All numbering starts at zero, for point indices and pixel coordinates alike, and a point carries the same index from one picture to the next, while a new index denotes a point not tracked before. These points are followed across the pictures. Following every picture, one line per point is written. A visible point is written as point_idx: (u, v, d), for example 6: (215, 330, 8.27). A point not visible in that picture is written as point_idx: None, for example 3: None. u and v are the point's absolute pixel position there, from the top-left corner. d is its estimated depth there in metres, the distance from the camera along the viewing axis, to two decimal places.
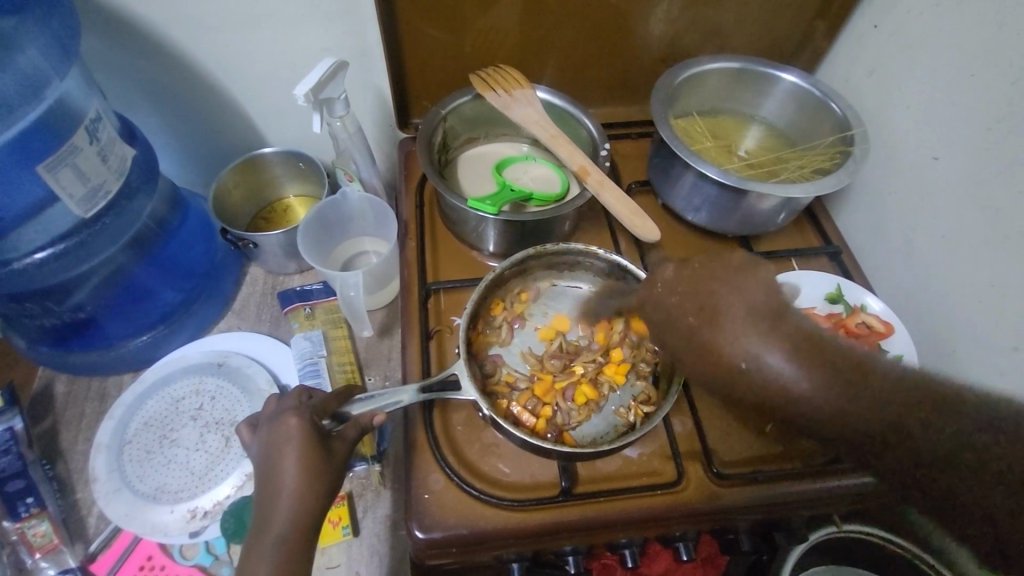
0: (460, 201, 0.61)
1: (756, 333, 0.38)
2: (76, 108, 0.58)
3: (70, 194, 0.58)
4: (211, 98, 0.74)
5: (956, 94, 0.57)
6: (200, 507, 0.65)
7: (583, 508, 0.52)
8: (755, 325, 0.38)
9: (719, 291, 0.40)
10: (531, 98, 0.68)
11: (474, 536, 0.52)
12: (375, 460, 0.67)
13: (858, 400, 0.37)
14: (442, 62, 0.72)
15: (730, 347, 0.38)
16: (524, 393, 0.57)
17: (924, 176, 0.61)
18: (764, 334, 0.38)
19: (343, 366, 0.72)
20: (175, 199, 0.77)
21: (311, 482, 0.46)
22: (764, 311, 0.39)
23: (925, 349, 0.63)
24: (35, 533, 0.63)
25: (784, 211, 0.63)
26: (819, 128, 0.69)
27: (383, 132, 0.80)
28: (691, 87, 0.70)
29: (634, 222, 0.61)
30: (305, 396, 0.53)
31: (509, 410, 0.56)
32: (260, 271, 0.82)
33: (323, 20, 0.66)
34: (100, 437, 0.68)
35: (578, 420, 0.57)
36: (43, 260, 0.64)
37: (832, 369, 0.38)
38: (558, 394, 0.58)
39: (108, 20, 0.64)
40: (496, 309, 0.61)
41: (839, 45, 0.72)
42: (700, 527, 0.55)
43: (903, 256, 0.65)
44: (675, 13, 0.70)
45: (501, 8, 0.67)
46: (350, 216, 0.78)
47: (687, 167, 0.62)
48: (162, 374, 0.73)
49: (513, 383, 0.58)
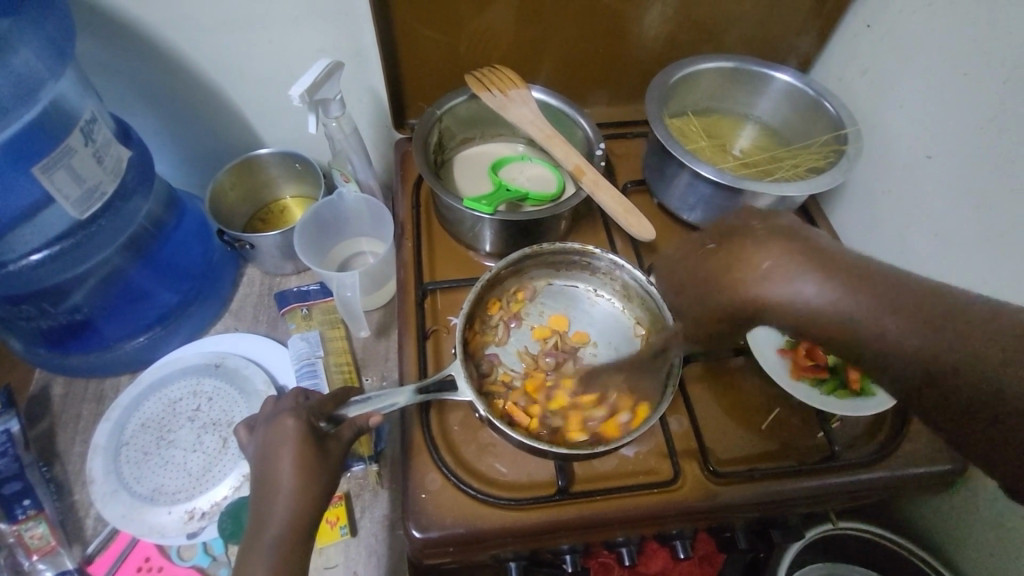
0: (456, 201, 0.61)
1: (778, 260, 0.37)
2: (72, 111, 0.59)
3: (65, 196, 0.58)
4: (207, 99, 0.74)
5: (949, 92, 0.57)
6: (197, 508, 0.65)
7: (580, 507, 0.52)
8: (772, 253, 0.38)
9: (742, 228, 0.40)
10: (527, 98, 0.68)
11: (471, 535, 0.52)
12: (373, 461, 0.67)
13: (896, 313, 0.34)
14: (437, 63, 0.72)
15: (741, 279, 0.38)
16: (517, 392, 0.58)
17: (918, 174, 0.61)
18: (785, 258, 0.37)
19: (341, 367, 0.72)
20: (171, 200, 0.77)
21: (307, 481, 0.46)
22: (788, 239, 0.38)
23: None
24: (32, 535, 0.62)
25: (778, 210, 0.63)
26: (813, 128, 0.69)
27: (379, 133, 0.81)
28: (686, 87, 0.71)
29: (629, 221, 0.62)
30: (302, 397, 0.53)
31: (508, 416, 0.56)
32: (257, 272, 0.82)
33: (319, 21, 0.67)
34: (97, 439, 0.68)
35: (557, 424, 0.56)
36: (39, 262, 0.64)
37: (863, 285, 0.35)
38: (547, 394, 0.58)
39: (104, 22, 0.64)
40: (494, 309, 0.61)
41: (833, 45, 0.72)
42: (696, 525, 0.55)
43: (898, 255, 0.65)
44: (669, 14, 0.70)
45: (496, 9, 0.67)
46: (347, 217, 0.78)
47: (681, 166, 0.63)
48: (159, 375, 0.72)
49: (508, 382, 0.59)
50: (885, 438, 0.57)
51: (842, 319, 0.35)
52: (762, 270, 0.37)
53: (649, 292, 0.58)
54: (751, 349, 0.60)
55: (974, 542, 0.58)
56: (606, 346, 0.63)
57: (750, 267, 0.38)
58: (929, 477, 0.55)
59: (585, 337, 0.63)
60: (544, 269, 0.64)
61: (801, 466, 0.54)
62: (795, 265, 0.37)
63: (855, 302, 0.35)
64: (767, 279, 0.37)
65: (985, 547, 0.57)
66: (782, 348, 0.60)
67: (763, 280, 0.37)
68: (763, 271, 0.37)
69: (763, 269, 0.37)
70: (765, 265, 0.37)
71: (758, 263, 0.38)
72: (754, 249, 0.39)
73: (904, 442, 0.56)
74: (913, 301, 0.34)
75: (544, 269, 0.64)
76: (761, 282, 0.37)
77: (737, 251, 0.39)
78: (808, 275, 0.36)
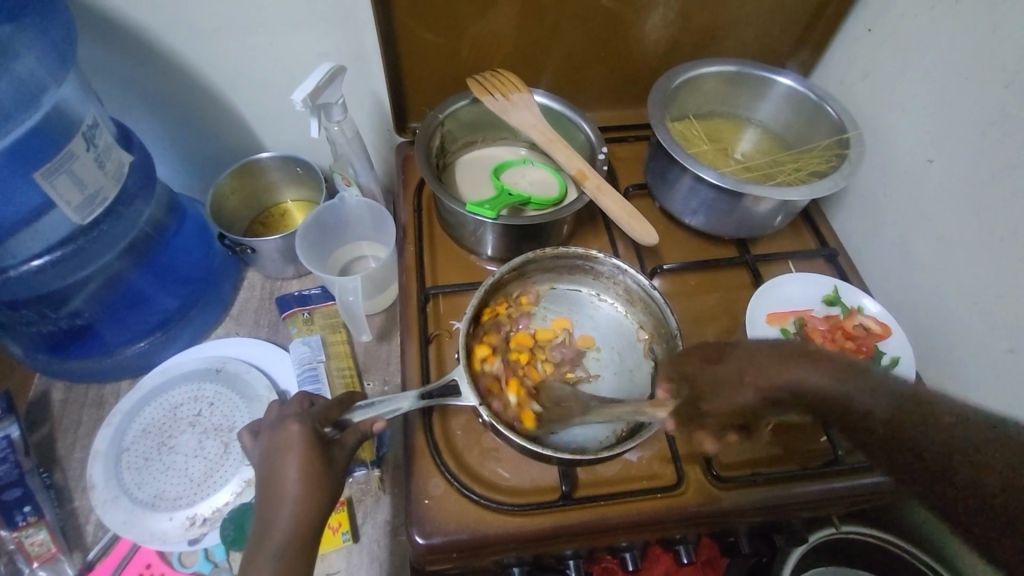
0: (459, 206, 0.61)
1: (814, 365, 0.42)
2: (73, 115, 0.58)
3: (67, 202, 0.58)
4: (209, 103, 0.74)
5: (950, 96, 0.57)
6: (199, 514, 0.65)
7: (583, 512, 0.52)
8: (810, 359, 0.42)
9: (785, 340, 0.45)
10: (529, 102, 0.68)
11: (474, 541, 0.51)
12: (375, 466, 0.67)
13: (916, 424, 0.37)
14: (439, 68, 0.72)
15: (774, 374, 0.43)
16: (497, 337, 0.60)
17: (919, 178, 0.61)
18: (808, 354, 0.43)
19: (342, 372, 0.72)
20: (172, 204, 0.77)
21: (312, 488, 0.46)
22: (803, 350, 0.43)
23: (921, 350, 0.63)
24: (33, 542, 0.62)
25: (781, 213, 0.63)
26: (815, 131, 0.69)
27: (381, 137, 0.81)
28: (688, 91, 0.71)
29: (632, 225, 0.62)
30: (307, 403, 0.53)
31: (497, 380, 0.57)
32: (258, 276, 0.82)
33: (321, 26, 0.66)
34: (98, 444, 0.68)
35: (491, 368, 0.57)
36: (40, 267, 0.64)
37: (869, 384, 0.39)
38: (517, 354, 0.59)
39: (106, 27, 0.64)
40: (504, 306, 0.61)
41: (834, 49, 0.72)
42: (699, 530, 0.55)
43: (900, 258, 0.65)
44: (671, 18, 0.70)
45: (498, 13, 0.67)
46: (348, 220, 0.78)
47: (684, 171, 0.63)
48: (160, 380, 0.72)
49: (495, 329, 0.60)
50: None
51: (866, 423, 0.39)
52: (794, 370, 0.42)
53: (652, 296, 0.58)
54: None
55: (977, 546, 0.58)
56: (608, 348, 0.63)
57: (786, 367, 0.43)
58: None
59: (588, 340, 0.63)
60: (552, 271, 0.63)
61: (805, 470, 0.54)
62: (829, 372, 0.41)
63: (879, 408, 0.38)
64: (795, 379, 0.42)
65: None
66: None
67: (796, 379, 0.42)
68: (795, 374, 0.42)
69: (798, 370, 0.42)
70: (802, 368, 0.42)
71: (795, 366, 0.42)
72: (797, 354, 0.43)
73: None
74: (923, 413, 0.37)
75: (553, 270, 0.63)
76: (794, 380, 0.42)
77: (780, 353, 0.44)
78: (838, 380, 0.40)
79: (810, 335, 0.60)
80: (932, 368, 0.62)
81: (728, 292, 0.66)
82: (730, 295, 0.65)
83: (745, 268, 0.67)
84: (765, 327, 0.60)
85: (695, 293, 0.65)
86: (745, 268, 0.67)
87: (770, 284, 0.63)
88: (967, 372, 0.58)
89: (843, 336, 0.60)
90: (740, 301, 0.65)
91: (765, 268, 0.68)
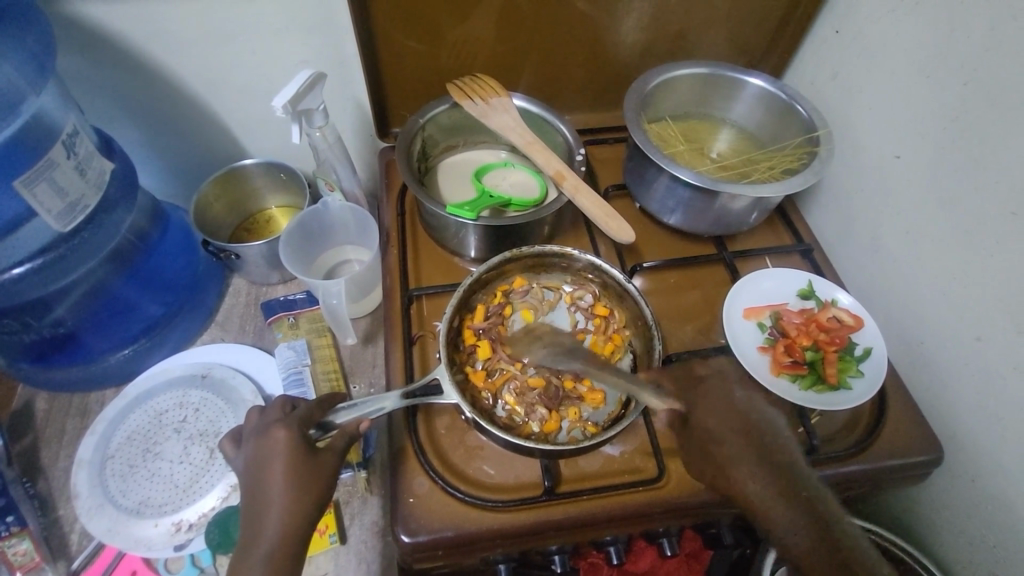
0: (439, 208, 0.62)
1: (748, 452, 0.46)
2: (53, 124, 0.59)
3: (48, 210, 0.58)
4: (191, 112, 0.75)
5: (913, 95, 0.59)
6: (184, 519, 0.65)
7: (567, 505, 0.53)
8: (753, 437, 0.47)
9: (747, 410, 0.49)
10: (508, 105, 0.69)
11: (459, 538, 0.52)
12: (361, 467, 0.67)
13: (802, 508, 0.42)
14: (420, 72, 0.73)
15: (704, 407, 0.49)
16: (516, 286, 0.64)
17: (886, 173, 0.63)
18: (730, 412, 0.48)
19: (328, 374, 0.72)
20: (156, 212, 0.78)
21: (300, 493, 0.47)
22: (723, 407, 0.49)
23: (894, 343, 0.64)
24: (15, 552, 0.62)
25: (755, 210, 0.65)
26: (786, 130, 0.71)
27: (363, 142, 0.82)
28: (663, 93, 0.72)
29: (610, 224, 0.63)
30: (289, 407, 0.53)
31: (472, 361, 0.60)
32: (243, 282, 0.82)
33: (301, 33, 0.67)
34: (82, 453, 0.68)
35: (509, 276, 0.64)
36: (21, 275, 0.64)
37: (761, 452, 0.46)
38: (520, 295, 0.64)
39: (84, 38, 0.65)
40: (519, 283, 0.64)
41: (803, 50, 0.75)
42: (683, 522, 0.56)
43: (872, 253, 0.67)
44: (646, 22, 0.72)
45: (476, 18, 0.68)
46: (332, 224, 0.79)
47: (660, 171, 0.64)
48: (145, 388, 0.72)
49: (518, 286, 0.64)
50: (862, 432, 0.57)
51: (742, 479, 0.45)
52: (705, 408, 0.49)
53: (628, 293, 0.60)
54: (734, 350, 0.60)
55: (950, 532, 0.57)
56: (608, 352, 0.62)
57: (719, 438, 0.47)
58: (905, 468, 0.56)
59: (605, 311, 0.63)
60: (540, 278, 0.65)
61: (847, 449, 0.55)
62: (756, 463, 0.45)
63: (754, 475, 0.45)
64: (708, 422, 0.48)
65: (963, 536, 0.56)
66: (762, 345, 0.61)
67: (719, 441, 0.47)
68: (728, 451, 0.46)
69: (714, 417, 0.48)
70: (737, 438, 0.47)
71: (731, 442, 0.47)
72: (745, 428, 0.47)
73: (884, 431, 0.57)
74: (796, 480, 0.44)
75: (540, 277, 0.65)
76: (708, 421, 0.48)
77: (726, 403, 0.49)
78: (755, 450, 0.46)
79: (784, 329, 0.61)
80: (905, 359, 0.63)
81: (706, 288, 0.67)
82: (708, 291, 0.67)
83: (722, 265, 0.69)
84: (741, 322, 0.62)
85: (676, 290, 0.67)
86: (722, 265, 0.69)
87: (748, 279, 0.65)
88: (937, 362, 0.59)
89: (817, 328, 0.61)
90: (718, 296, 0.66)
91: (742, 265, 0.69)
